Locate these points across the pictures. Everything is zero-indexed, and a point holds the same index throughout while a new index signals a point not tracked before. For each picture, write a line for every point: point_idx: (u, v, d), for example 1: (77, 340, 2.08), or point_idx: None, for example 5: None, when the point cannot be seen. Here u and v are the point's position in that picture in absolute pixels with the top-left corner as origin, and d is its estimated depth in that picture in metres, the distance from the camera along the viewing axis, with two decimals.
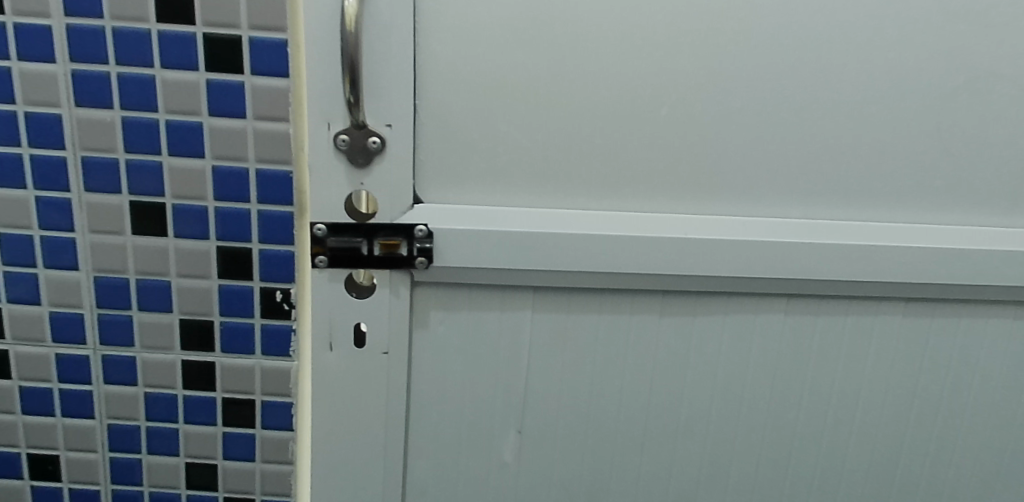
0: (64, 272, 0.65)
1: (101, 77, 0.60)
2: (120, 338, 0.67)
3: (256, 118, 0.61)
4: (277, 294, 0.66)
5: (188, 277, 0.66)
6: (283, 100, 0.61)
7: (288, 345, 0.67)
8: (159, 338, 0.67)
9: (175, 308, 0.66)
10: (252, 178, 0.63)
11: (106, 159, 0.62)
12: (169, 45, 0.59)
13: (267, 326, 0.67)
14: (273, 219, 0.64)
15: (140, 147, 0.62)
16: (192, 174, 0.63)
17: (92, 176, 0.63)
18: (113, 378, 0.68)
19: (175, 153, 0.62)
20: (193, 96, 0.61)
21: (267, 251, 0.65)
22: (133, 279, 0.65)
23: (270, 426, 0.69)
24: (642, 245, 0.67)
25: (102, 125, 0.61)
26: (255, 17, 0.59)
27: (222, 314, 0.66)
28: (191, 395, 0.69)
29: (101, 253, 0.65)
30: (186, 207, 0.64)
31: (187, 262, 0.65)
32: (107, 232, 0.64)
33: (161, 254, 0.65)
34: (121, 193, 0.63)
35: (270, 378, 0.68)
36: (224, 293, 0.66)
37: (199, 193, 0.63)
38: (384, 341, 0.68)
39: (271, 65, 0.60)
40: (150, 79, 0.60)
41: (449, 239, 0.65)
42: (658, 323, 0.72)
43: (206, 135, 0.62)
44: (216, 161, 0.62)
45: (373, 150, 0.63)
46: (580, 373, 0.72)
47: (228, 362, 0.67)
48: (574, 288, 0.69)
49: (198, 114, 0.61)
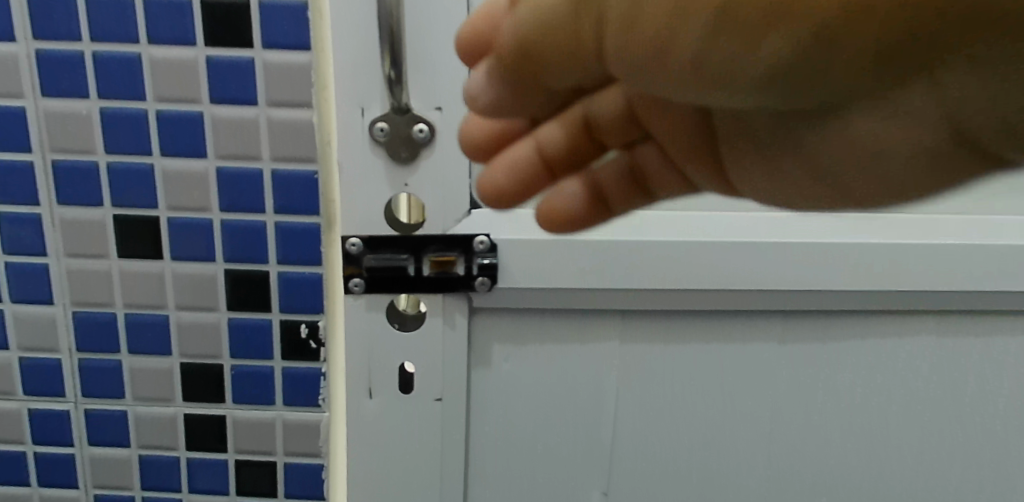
0: (36, 309, 0.52)
1: (74, 58, 0.47)
2: (109, 390, 0.54)
3: (270, 104, 0.48)
4: (303, 329, 0.53)
5: (191, 310, 0.52)
6: (305, 79, 0.48)
7: (319, 392, 0.54)
8: (155, 388, 0.54)
9: (174, 350, 0.53)
10: (268, 183, 0.50)
11: (83, 162, 0.49)
12: (157, 15, 0.46)
13: (291, 369, 0.53)
14: (295, 234, 0.51)
15: (123, 145, 0.49)
16: (191, 180, 0.49)
17: (64, 184, 0.50)
18: (98, 440, 0.55)
19: (167, 152, 0.49)
20: (188, 79, 0.47)
21: (288, 274, 0.52)
22: (121, 313, 0.53)
23: (294, 494, 0.56)
24: (760, 255, 0.53)
25: (77, 120, 0.48)
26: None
27: (233, 356, 0.53)
28: (196, 458, 0.56)
29: (81, 283, 0.52)
30: (185, 221, 0.51)
31: (188, 291, 0.52)
32: (88, 257, 0.51)
33: (155, 282, 0.52)
34: (103, 206, 0.50)
35: (294, 434, 0.55)
36: (235, 330, 0.53)
37: (201, 203, 0.50)
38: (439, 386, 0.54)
39: (288, 35, 0.47)
40: (136, 59, 0.47)
41: (518, 251, 0.51)
42: (777, 353, 0.57)
43: (208, 129, 0.48)
44: (221, 161, 0.49)
45: (420, 141, 0.48)
46: (681, 418, 0.58)
47: (242, 415, 0.55)
48: (673, 311, 0.54)
49: (198, 102, 0.48)
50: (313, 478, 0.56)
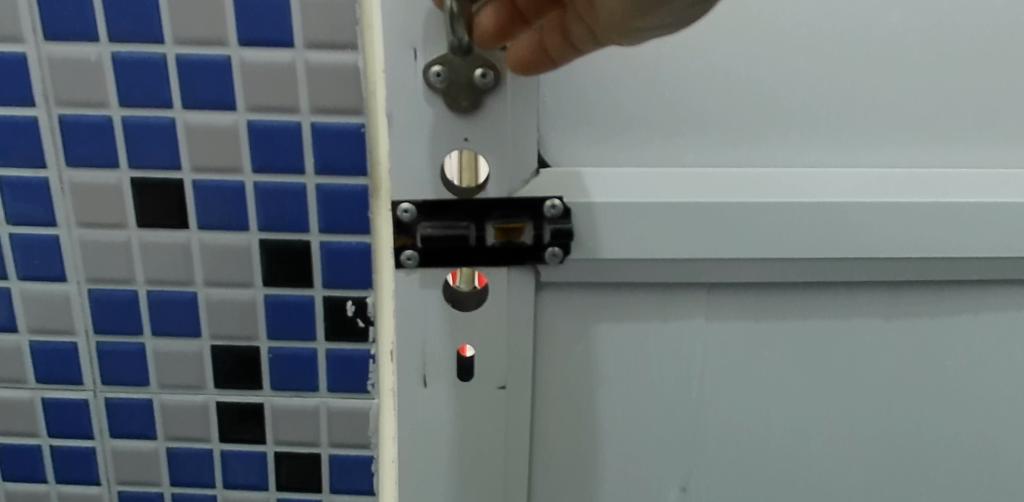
0: (45, 285, 0.52)
1: None
2: (132, 374, 0.55)
3: (307, 47, 0.47)
4: (350, 306, 0.53)
5: (220, 286, 0.53)
6: (341, 16, 0.46)
7: (365, 376, 0.55)
8: (184, 374, 0.55)
9: (205, 331, 0.54)
10: (307, 137, 0.49)
11: (95, 116, 0.48)
12: None
13: (335, 352, 0.54)
14: (336, 197, 0.50)
15: (140, 97, 0.47)
16: (220, 134, 0.48)
17: (71, 141, 0.48)
18: (120, 431, 0.56)
19: (189, 103, 0.48)
20: (215, 20, 0.46)
21: (332, 245, 0.52)
22: (142, 290, 0.52)
23: (339, 486, 0.58)
24: (868, 218, 0.45)
25: (86, 67, 0.47)
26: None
27: (272, 337, 0.54)
28: (229, 450, 0.57)
29: (96, 256, 0.51)
30: (210, 183, 0.50)
31: (220, 265, 0.52)
32: (103, 226, 0.51)
33: (183, 253, 0.51)
34: (119, 168, 0.49)
35: (338, 423, 0.56)
36: (272, 307, 0.53)
37: (233, 163, 0.49)
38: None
39: None
40: None
41: (594, 215, 0.44)
42: (877, 332, 0.50)
43: (238, 75, 0.47)
44: (252, 114, 0.48)
45: (483, 88, 0.40)
46: (770, 406, 0.51)
47: (280, 401, 0.56)
48: (766, 284, 0.48)
49: (226, 45, 0.46)
50: (360, 468, 0.58)
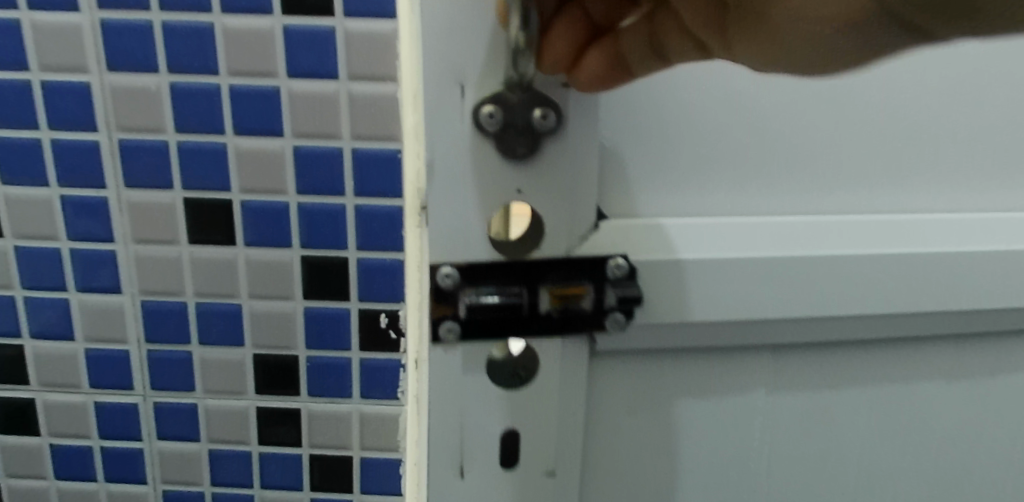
0: (103, 297, 0.51)
1: (141, 28, 0.45)
2: (177, 381, 0.53)
3: (351, 78, 0.46)
4: (383, 319, 0.51)
5: (264, 299, 0.51)
6: (387, 48, 0.45)
7: (396, 384, 0.53)
8: (227, 381, 0.53)
9: (247, 341, 0.52)
10: (347, 163, 0.48)
11: (152, 141, 0.47)
12: None
13: (368, 361, 0.52)
14: (375, 217, 0.49)
15: (193, 123, 0.47)
16: (266, 159, 0.47)
17: (131, 165, 0.47)
18: (168, 433, 0.54)
19: (241, 128, 0.47)
20: (264, 51, 0.45)
21: (368, 262, 0.50)
22: (192, 302, 0.51)
23: (372, 490, 0.55)
24: (939, 279, 0.42)
25: (144, 97, 0.46)
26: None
27: (310, 347, 0.52)
28: (269, 452, 0.55)
29: (150, 270, 0.50)
30: (260, 205, 0.48)
31: (262, 279, 0.50)
32: (155, 242, 0.49)
33: (227, 270, 0.50)
34: (172, 189, 0.48)
35: (372, 428, 0.54)
36: (312, 319, 0.51)
37: (277, 185, 0.48)
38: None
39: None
40: (208, 29, 0.45)
41: (660, 275, 0.38)
42: (944, 390, 0.46)
43: (285, 105, 0.46)
44: (298, 140, 0.47)
45: (542, 130, 0.33)
46: (837, 477, 0.46)
47: (318, 408, 0.53)
48: (834, 341, 0.43)
49: (274, 76, 0.46)
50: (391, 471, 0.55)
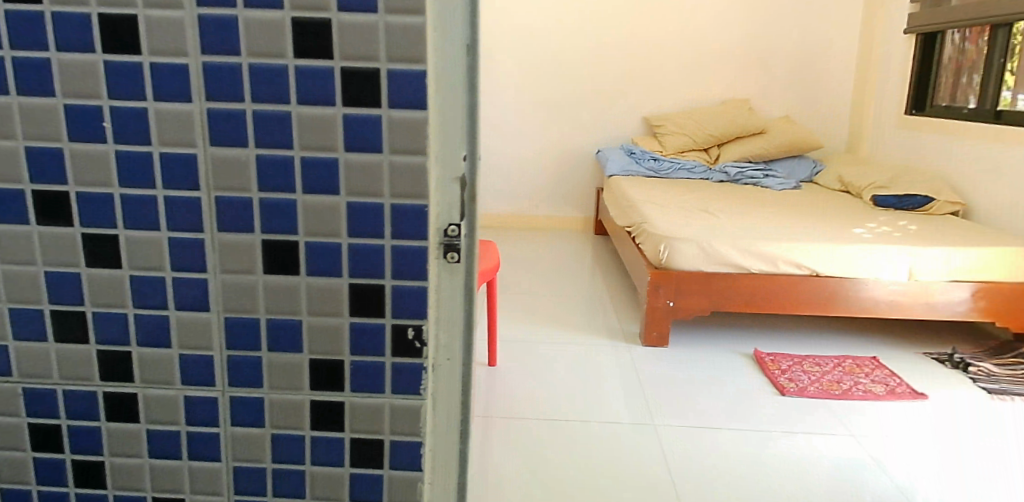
0: (195, 313, 0.70)
1: (237, 115, 0.65)
2: (250, 379, 0.72)
3: (392, 151, 0.66)
4: (410, 331, 0.70)
5: (319, 315, 0.70)
6: (419, 130, 0.66)
7: (419, 383, 0.72)
8: (287, 379, 0.72)
9: (305, 348, 0.71)
10: (387, 213, 0.68)
11: (239, 197, 0.67)
12: (305, 81, 0.65)
13: (399, 364, 0.71)
14: (408, 254, 0.69)
15: (274, 185, 0.67)
16: (327, 210, 0.68)
17: (224, 214, 0.67)
18: (239, 420, 0.73)
19: (308, 189, 0.67)
20: (329, 132, 0.66)
21: (400, 287, 0.69)
22: (263, 318, 0.70)
23: (398, 467, 0.74)
24: None
25: (237, 163, 0.66)
26: (394, 48, 0.64)
27: (352, 353, 0.71)
28: (318, 436, 0.73)
29: (233, 293, 0.69)
30: (320, 244, 0.68)
31: (319, 301, 0.70)
32: (237, 272, 0.69)
33: (293, 293, 0.69)
34: (254, 231, 0.68)
35: (398, 417, 0.72)
36: (355, 331, 0.70)
37: (333, 230, 0.68)
38: (446, 350, 0.83)
39: (409, 97, 0.65)
40: (287, 115, 0.66)
41: None
42: None
43: (342, 170, 0.67)
44: (351, 197, 0.67)
45: None
46: None
47: (358, 401, 0.72)
48: None
49: (334, 149, 0.66)
50: (413, 453, 0.74)
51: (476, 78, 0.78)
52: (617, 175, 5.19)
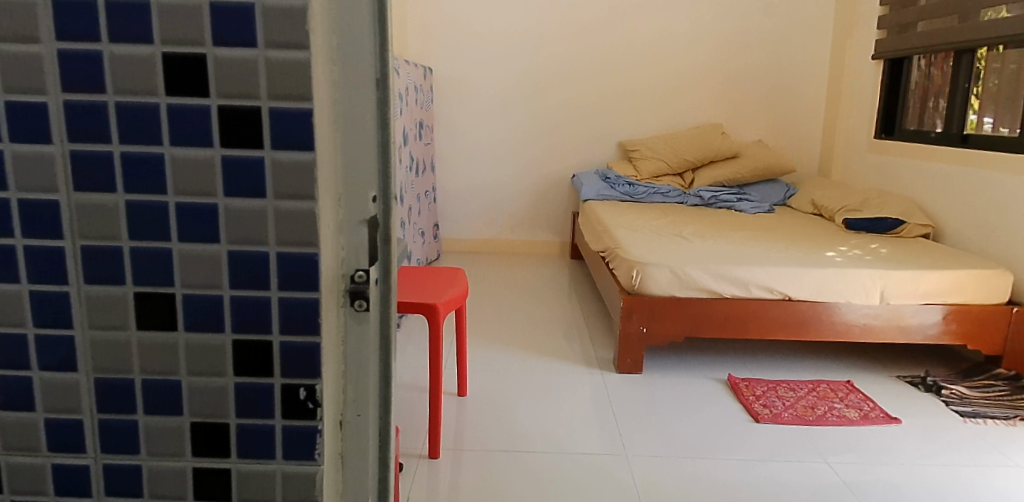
0: (61, 374, 0.64)
1: (103, 157, 0.60)
2: (126, 444, 0.65)
3: (277, 197, 0.61)
4: (301, 391, 0.65)
5: (201, 375, 0.64)
6: (306, 174, 0.60)
7: (313, 447, 0.66)
8: (166, 444, 0.65)
9: (186, 411, 0.65)
10: (273, 263, 0.62)
11: (108, 246, 0.61)
12: (178, 121, 0.59)
13: (289, 427, 0.65)
14: (297, 308, 0.63)
15: (145, 233, 0.61)
16: (206, 260, 0.62)
17: (91, 265, 0.61)
18: (114, 489, 0.66)
19: (184, 238, 0.61)
20: (206, 176, 0.60)
21: (288, 344, 0.64)
22: (138, 378, 0.64)
23: None
24: None
25: (104, 210, 0.61)
26: (275, 85, 0.59)
27: (238, 415, 0.65)
28: None
29: (103, 352, 0.63)
30: (200, 297, 0.63)
31: (200, 359, 0.64)
32: (107, 328, 0.63)
33: (171, 351, 0.64)
34: (125, 284, 0.62)
35: (291, 485, 0.66)
36: (240, 391, 0.65)
37: (214, 282, 0.62)
38: (355, 405, 0.77)
39: (294, 138, 0.60)
40: (159, 158, 0.60)
41: None
42: None
43: (221, 217, 0.61)
44: (232, 246, 0.62)
45: None
46: None
47: (246, 467, 0.66)
48: None
49: (213, 195, 0.61)
50: None
51: (387, 113, 0.73)
52: (590, 199, 5.16)
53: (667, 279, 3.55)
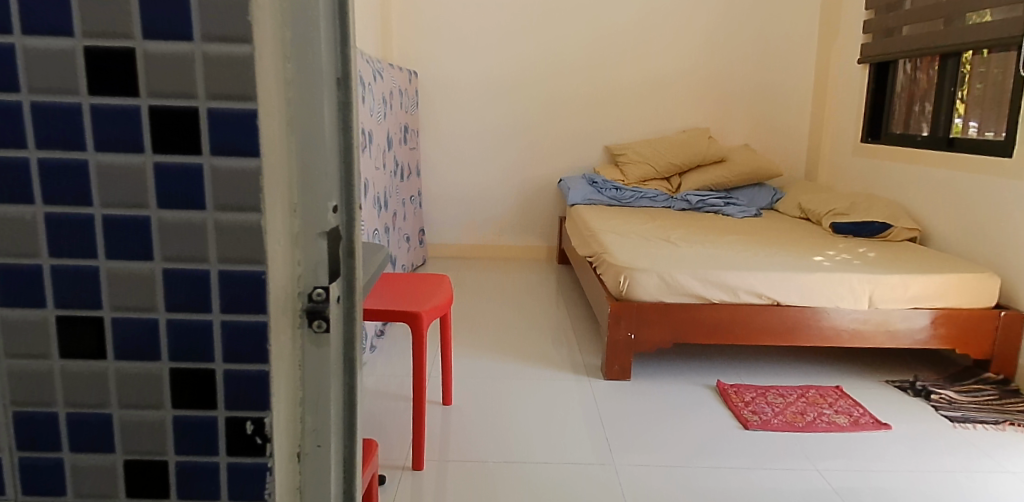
0: None
1: (18, 165, 0.53)
2: (51, 485, 0.59)
3: (217, 208, 0.54)
4: (249, 425, 0.58)
5: (134, 408, 0.57)
6: (249, 182, 0.54)
7: (262, 487, 0.59)
8: (97, 484, 0.59)
9: (118, 447, 0.58)
10: (214, 282, 0.55)
11: (27, 265, 0.55)
12: (103, 123, 0.53)
13: (235, 464, 0.59)
14: (242, 333, 0.56)
15: (68, 250, 0.54)
16: (137, 280, 0.55)
17: (7, 287, 0.55)
18: None
19: (112, 255, 0.55)
20: (136, 184, 0.54)
21: (233, 372, 0.57)
22: (63, 412, 0.57)
23: None
24: None
25: (21, 225, 0.54)
26: (213, 81, 0.52)
27: (178, 452, 0.58)
28: None
29: (24, 383, 0.57)
30: (131, 321, 0.56)
31: (132, 391, 0.57)
32: (27, 356, 0.56)
33: (100, 381, 0.57)
34: (47, 307, 0.56)
35: None
36: (180, 425, 0.58)
37: (147, 304, 0.56)
38: (315, 436, 0.70)
39: (235, 142, 0.53)
40: (83, 164, 0.53)
41: None
42: None
43: (154, 231, 0.54)
44: (167, 263, 0.55)
45: None
46: None
47: None
48: None
49: (145, 206, 0.54)
50: None
51: (348, 116, 0.67)
52: (577, 204, 5.11)
53: (655, 284, 3.50)
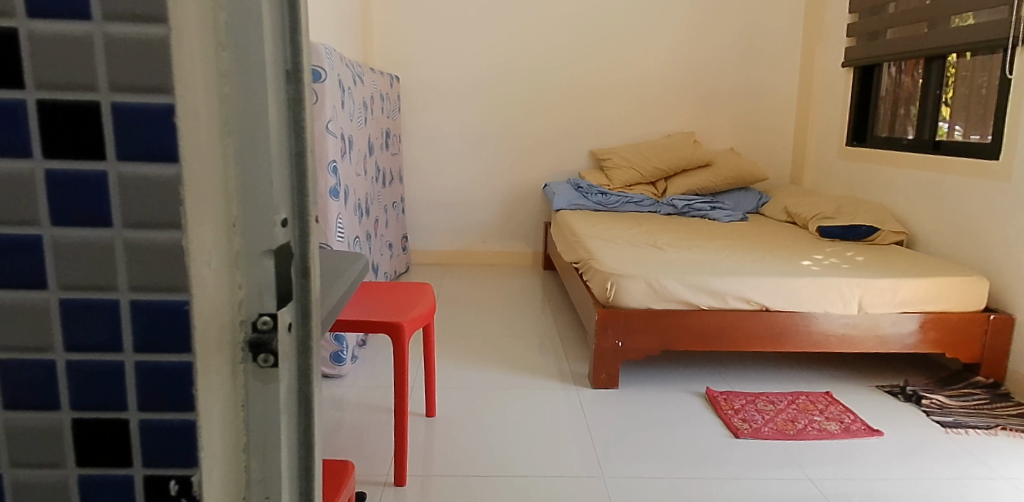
0: None
1: None
2: None
3: (126, 225, 0.51)
4: (173, 485, 0.56)
5: (34, 467, 0.55)
6: (164, 191, 0.50)
7: None
8: None
9: None
10: (125, 314, 0.53)
11: None
12: None
13: None
14: (159, 374, 0.54)
15: None
16: (31, 313, 0.52)
17: None
18: None
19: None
20: (30, 202, 0.51)
21: (154, 425, 0.55)
22: None
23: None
24: None
25: None
26: (116, 72, 0.49)
27: None
28: None
29: None
30: (25, 358, 0.53)
31: (31, 448, 0.55)
32: None
33: None
34: None
35: None
36: (87, 486, 0.56)
37: (44, 343, 0.53)
38: (263, 486, 0.61)
39: (148, 144, 0.50)
40: None
41: None
42: None
43: (49, 259, 0.51)
44: (64, 292, 0.52)
45: None
46: None
47: None
48: None
49: (39, 224, 0.51)
50: None
51: (298, 114, 0.59)
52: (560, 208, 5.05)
53: (643, 289, 3.41)
